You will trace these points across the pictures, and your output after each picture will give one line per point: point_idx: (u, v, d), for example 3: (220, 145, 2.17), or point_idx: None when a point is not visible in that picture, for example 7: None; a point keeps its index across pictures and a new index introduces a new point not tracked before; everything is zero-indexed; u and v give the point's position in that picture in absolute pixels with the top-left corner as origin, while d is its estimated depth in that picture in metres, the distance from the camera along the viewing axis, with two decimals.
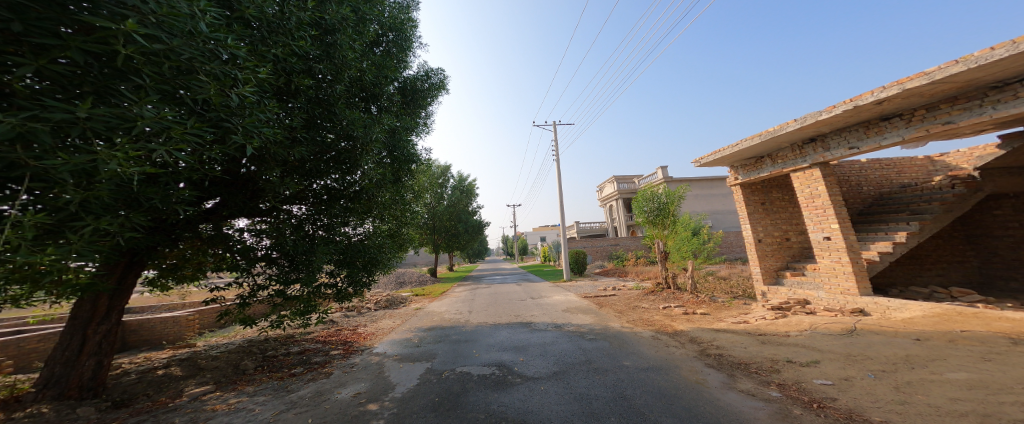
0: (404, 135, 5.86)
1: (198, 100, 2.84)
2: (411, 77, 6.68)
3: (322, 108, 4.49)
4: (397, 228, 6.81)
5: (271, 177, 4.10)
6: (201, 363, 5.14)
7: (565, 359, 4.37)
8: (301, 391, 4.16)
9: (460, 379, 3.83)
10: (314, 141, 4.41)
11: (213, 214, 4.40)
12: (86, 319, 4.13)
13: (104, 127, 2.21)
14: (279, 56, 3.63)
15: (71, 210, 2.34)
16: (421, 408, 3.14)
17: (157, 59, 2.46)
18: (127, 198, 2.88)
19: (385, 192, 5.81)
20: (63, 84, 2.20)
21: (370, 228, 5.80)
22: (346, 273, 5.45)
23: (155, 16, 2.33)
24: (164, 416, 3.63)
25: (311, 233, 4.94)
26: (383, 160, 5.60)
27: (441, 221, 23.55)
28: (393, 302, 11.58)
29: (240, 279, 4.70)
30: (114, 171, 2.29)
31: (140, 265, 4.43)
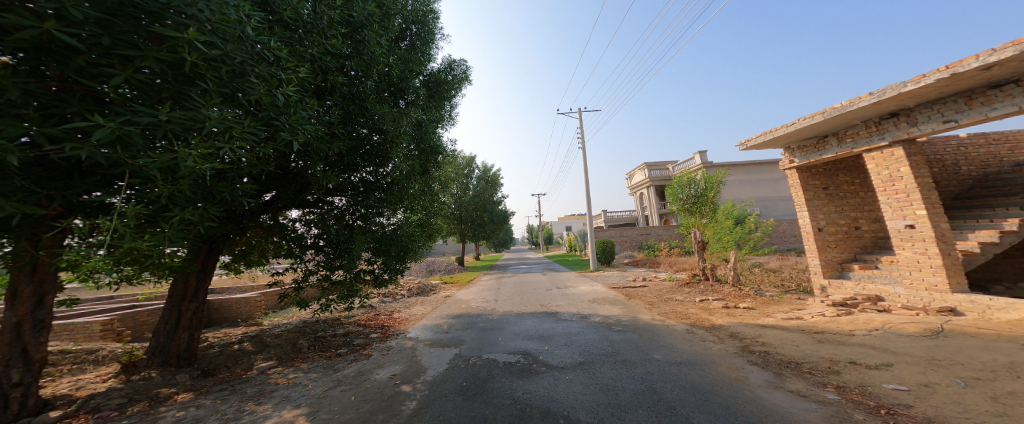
0: (429, 127, 6.00)
1: (251, 100, 3.10)
2: (435, 70, 6.76)
3: (355, 104, 4.72)
4: (427, 218, 7.04)
5: (314, 171, 4.42)
6: (267, 340, 5.74)
7: (592, 350, 4.32)
8: (345, 370, 4.51)
9: (486, 365, 3.94)
10: (349, 136, 4.64)
11: (271, 205, 4.79)
12: (180, 297, 4.73)
13: (180, 128, 2.48)
14: (316, 55, 3.83)
15: (162, 203, 2.68)
16: (451, 391, 3.28)
17: (216, 64, 2.70)
18: (203, 192, 3.23)
19: (415, 183, 6.01)
20: (146, 91, 2.50)
21: (403, 219, 6.04)
22: (382, 261, 5.74)
23: (209, 23, 2.55)
24: (239, 386, 4.11)
25: (350, 223, 5.26)
26: (412, 152, 5.77)
27: (467, 210, 23.96)
28: (424, 289, 12.09)
29: (294, 265, 5.24)
30: (191, 167, 2.57)
31: (218, 251, 4.98)
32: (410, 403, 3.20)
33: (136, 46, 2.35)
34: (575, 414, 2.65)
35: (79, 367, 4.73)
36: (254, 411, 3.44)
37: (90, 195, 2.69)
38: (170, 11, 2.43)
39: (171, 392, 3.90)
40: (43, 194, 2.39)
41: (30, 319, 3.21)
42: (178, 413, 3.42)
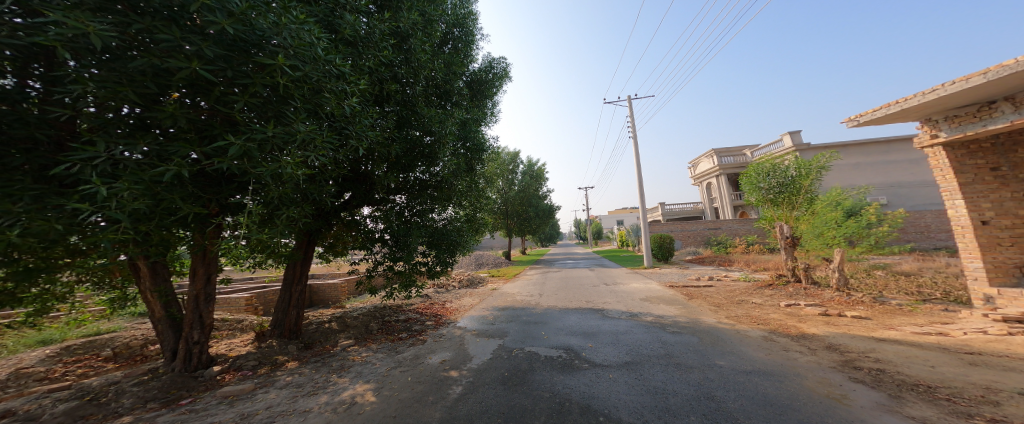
0: (473, 126, 6.21)
1: (328, 113, 3.54)
2: (476, 70, 6.92)
3: (408, 109, 5.08)
4: (473, 213, 7.30)
5: (378, 173, 4.92)
6: (348, 321, 6.55)
7: (641, 350, 4.10)
8: (404, 353, 4.96)
9: (527, 357, 3.99)
10: (404, 140, 5.02)
11: (348, 203, 5.41)
12: (290, 279, 5.57)
13: (282, 142, 2.97)
14: (373, 66, 4.20)
15: (274, 202, 3.24)
16: (493, 380, 3.42)
17: (301, 83, 3.14)
18: (301, 193, 3.78)
19: (461, 180, 6.28)
20: (259, 112, 3.07)
21: (452, 214, 6.35)
22: (435, 254, 6.08)
23: (292, 49, 2.97)
24: (327, 360, 4.79)
25: (408, 219, 5.68)
26: (458, 151, 6.03)
27: (513, 205, 24.18)
28: (473, 281, 12.65)
29: (367, 256, 5.83)
30: (291, 174, 3.04)
31: (315, 241, 5.76)
32: (456, 387, 3.40)
33: (249, 75, 2.86)
34: (616, 413, 2.56)
35: (230, 333, 6.04)
36: (335, 383, 3.95)
37: (232, 197, 3.38)
38: (267, 42, 2.90)
39: (285, 359, 4.72)
40: (206, 199, 3.17)
41: (203, 292, 4.18)
42: (287, 378, 4.11)
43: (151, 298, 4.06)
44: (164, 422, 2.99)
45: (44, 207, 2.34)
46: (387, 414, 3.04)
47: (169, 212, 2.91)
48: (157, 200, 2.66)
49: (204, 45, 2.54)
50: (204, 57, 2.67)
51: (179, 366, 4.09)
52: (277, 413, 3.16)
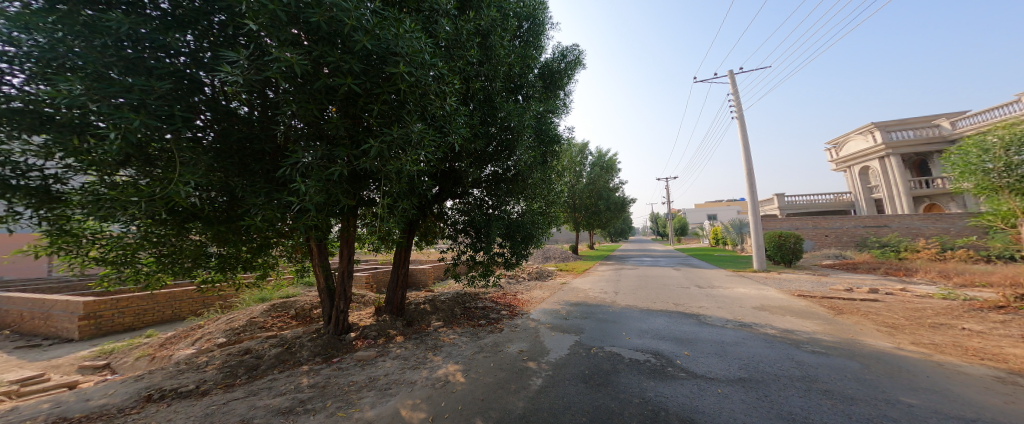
0: (548, 118, 6.19)
1: (432, 115, 3.85)
2: (547, 61, 6.84)
3: (489, 105, 5.27)
4: (545, 206, 7.31)
5: (464, 167, 5.26)
6: (438, 303, 7.12)
7: (760, 368, 3.63)
8: (485, 339, 5.23)
9: (609, 358, 3.88)
10: (485, 136, 5.27)
11: (438, 197, 5.83)
12: (399, 263, 6.04)
13: (403, 141, 3.49)
14: (462, 66, 4.42)
15: (392, 195, 3.83)
16: (573, 376, 3.40)
17: (415, 88, 3.54)
18: (410, 188, 4.29)
19: (536, 173, 6.28)
20: (385, 116, 3.63)
21: (525, 206, 6.41)
22: (510, 246, 6.22)
23: (407, 56, 3.36)
24: (423, 338, 5.37)
25: (487, 212, 5.92)
26: (533, 144, 6.06)
27: (581, 199, 23.67)
28: (542, 274, 12.90)
29: (451, 246, 6.24)
30: (408, 169, 3.55)
31: (417, 227, 6.11)
32: (536, 380, 3.47)
33: (380, 85, 3.47)
34: None
35: (358, 306, 7.14)
36: (432, 360, 4.44)
37: (365, 192, 4.23)
38: (389, 52, 3.37)
39: (394, 333, 5.51)
40: (352, 192, 3.93)
41: (346, 269, 5.08)
42: (398, 350, 4.86)
43: (319, 272, 5.08)
44: (323, 376, 4.01)
45: (269, 199, 3.28)
46: (476, 396, 3.29)
47: (333, 204, 3.68)
48: (330, 194, 3.44)
49: (352, 63, 3.21)
50: (353, 73, 3.39)
51: (332, 329, 5.18)
52: (392, 381, 3.88)
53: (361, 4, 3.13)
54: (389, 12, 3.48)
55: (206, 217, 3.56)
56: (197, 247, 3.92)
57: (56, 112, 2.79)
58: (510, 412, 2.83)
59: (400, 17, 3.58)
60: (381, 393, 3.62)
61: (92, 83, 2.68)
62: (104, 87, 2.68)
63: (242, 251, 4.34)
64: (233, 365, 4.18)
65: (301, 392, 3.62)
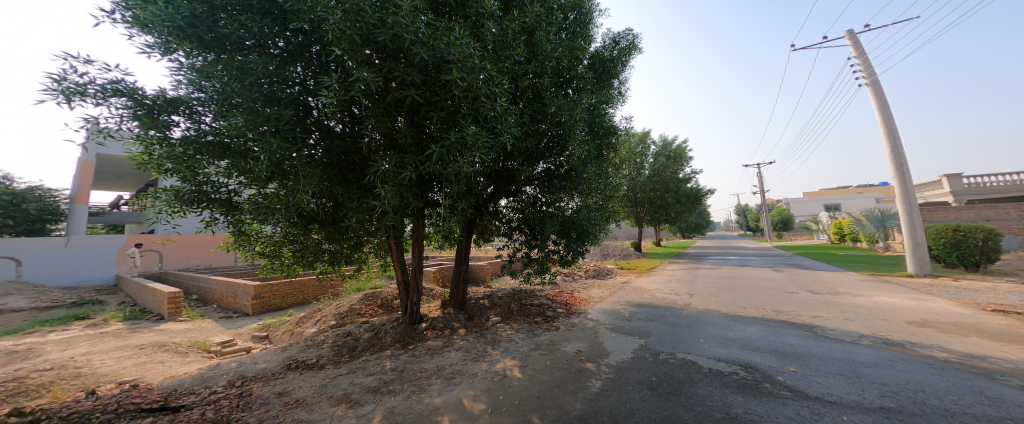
0: (602, 109, 5.91)
1: (485, 116, 3.88)
2: (597, 50, 6.49)
3: (538, 101, 5.16)
4: (603, 201, 6.97)
5: (517, 165, 5.26)
6: (494, 299, 7.21)
7: (899, 393, 2.93)
8: (542, 337, 5.17)
9: (682, 366, 3.53)
10: (537, 133, 5.19)
11: (492, 197, 5.89)
12: (459, 260, 6.24)
13: (460, 144, 3.62)
14: (510, 67, 4.33)
15: (452, 197, 4.01)
16: (637, 382, 3.15)
17: (467, 92, 3.64)
18: (468, 188, 4.40)
19: (591, 168, 5.99)
20: (443, 121, 3.80)
21: (580, 203, 6.16)
22: (566, 244, 6.06)
23: (458, 61, 3.41)
24: (481, 332, 5.47)
25: (542, 209, 5.82)
26: (586, 137, 5.81)
27: (643, 192, 22.42)
28: (602, 271, 12.48)
29: (506, 243, 6.26)
30: (464, 170, 3.65)
31: (474, 225, 6.24)
32: (595, 382, 3.29)
33: (437, 93, 3.66)
34: None
35: (427, 298, 7.58)
36: (491, 354, 4.50)
37: (431, 194, 4.51)
38: (442, 60, 3.45)
39: (456, 325, 5.73)
40: (420, 194, 4.27)
41: (417, 264, 5.47)
42: (461, 342, 5.02)
43: (398, 267, 5.48)
44: (401, 361, 4.38)
45: (358, 201, 3.92)
46: (532, 392, 3.23)
47: (405, 205, 4.00)
48: (404, 197, 3.82)
49: (414, 74, 3.41)
50: (416, 84, 3.59)
51: (408, 318, 5.55)
52: (455, 371, 4.01)
53: (415, 17, 3.29)
54: (442, 21, 3.55)
55: (320, 219, 4.33)
56: (312, 245, 4.78)
57: (229, 141, 3.80)
58: (567, 412, 2.71)
59: (448, 24, 3.61)
60: (447, 381, 3.76)
61: (249, 116, 3.34)
62: (256, 118, 3.32)
63: (344, 248, 5.06)
64: (341, 344, 4.89)
65: (384, 374, 4.02)
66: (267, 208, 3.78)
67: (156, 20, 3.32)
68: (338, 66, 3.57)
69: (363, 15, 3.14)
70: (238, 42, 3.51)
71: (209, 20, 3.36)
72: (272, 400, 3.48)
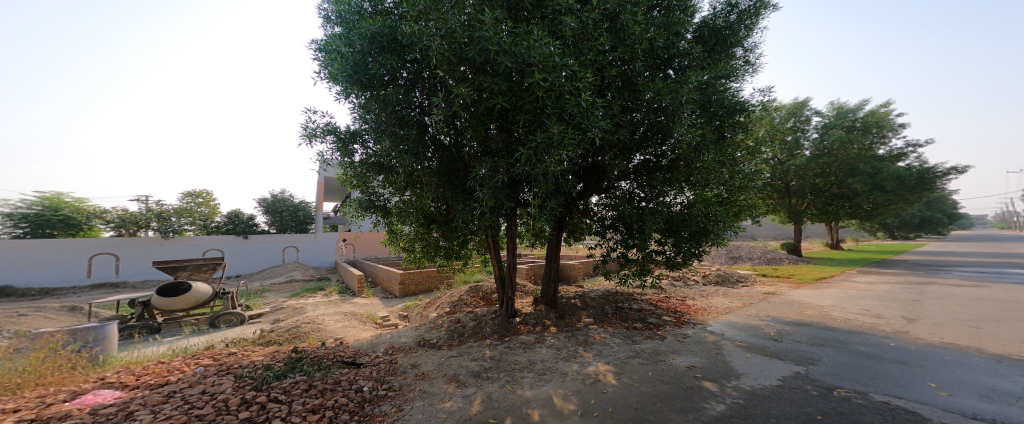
0: (717, 86, 5.07)
1: (569, 113, 3.79)
2: (706, 20, 5.60)
3: (628, 89, 4.80)
4: (727, 194, 5.93)
5: (608, 160, 4.95)
6: (587, 299, 7.01)
7: None
8: (642, 344, 4.78)
9: (860, 408, 2.74)
10: (630, 123, 4.83)
11: (583, 194, 5.75)
12: (550, 257, 6.30)
13: (546, 143, 3.64)
14: (592, 58, 4.10)
15: (542, 197, 4.06)
16: (784, 415, 2.63)
17: (551, 92, 3.65)
18: (557, 188, 4.39)
19: (709, 153, 5.01)
20: (531, 124, 3.91)
21: (694, 195, 5.41)
22: (673, 243, 5.38)
23: (538, 63, 3.46)
24: (574, 332, 5.41)
25: (641, 206, 5.33)
26: (697, 121, 5.04)
27: (810, 178, 18.02)
28: (726, 279, 10.81)
29: (599, 242, 5.99)
30: (552, 169, 3.64)
31: (563, 224, 6.20)
32: (715, 404, 2.89)
33: (522, 97, 3.79)
34: None
35: (522, 294, 7.94)
36: (582, 355, 4.40)
37: (522, 195, 4.66)
38: (523, 64, 3.55)
39: (547, 323, 5.81)
40: (511, 194, 4.47)
41: (511, 261, 5.76)
42: (552, 340, 5.07)
43: (497, 263, 5.91)
44: (499, 351, 4.71)
45: (466, 203, 4.43)
46: (630, 402, 3.03)
47: (498, 206, 4.26)
48: (498, 199, 4.09)
49: (500, 83, 3.60)
50: (503, 92, 3.78)
51: (503, 311, 5.91)
52: (546, 368, 4.08)
53: (496, 28, 3.48)
54: (521, 26, 3.65)
55: (439, 220, 5.09)
56: (433, 243, 5.52)
57: (379, 159, 4.80)
58: None
59: (526, 28, 3.69)
60: (538, 376, 3.86)
61: (397, 139, 4.17)
62: (402, 141, 4.12)
63: (453, 245, 5.66)
64: (455, 328, 5.55)
65: (484, 361, 4.40)
66: (405, 211, 4.92)
67: (340, 74, 4.23)
68: (440, 86, 4.04)
69: (455, 36, 3.49)
70: (381, 77, 4.25)
71: (363, 65, 4.15)
72: (409, 370, 4.21)
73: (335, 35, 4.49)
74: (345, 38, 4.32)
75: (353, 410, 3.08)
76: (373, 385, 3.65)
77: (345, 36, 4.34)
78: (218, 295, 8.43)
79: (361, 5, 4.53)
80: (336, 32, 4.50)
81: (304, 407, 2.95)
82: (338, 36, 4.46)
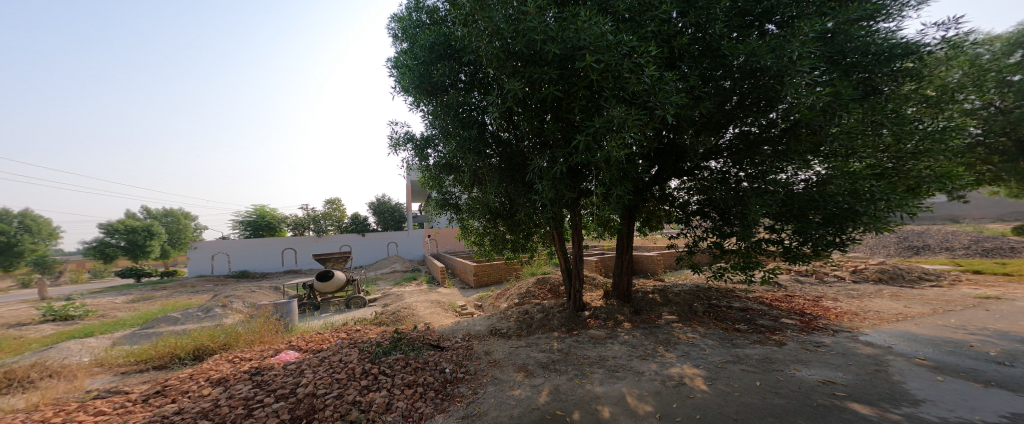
0: (850, 31, 3.97)
1: (632, 93, 3.45)
2: None
3: (709, 53, 4.10)
4: (899, 164, 4.12)
5: (687, 138, 4.26)
6: (670, 295, 6.41)
7: None
8: (746, 350, 4.13)
9: None
10: (714, 94, 4.14)
11: (659, 177, 5.23)
12: (620, 250, 5.95)
13: (607, 128, 3.39)
14: (655, 29, 3.66)
15: (605, 185, 3.76)
16: None
17: (607, 73, 3.39)
18: (623, 174, 4.02)
19: (852, 114, 3.86)
20: (587, 111, 3.72)
21: (831, 169, 3.93)
22: (797, 229, 4.04)
23: (591, 44, 3.26)
24: (655, 330, 5.01)
25: (740, 187, 4.27)
26: (819, 77, 4.00)
27: None
28: (897, 278, 8.47)
29: (683, 231, 5.30)
30: (615, 156, 3.34)
31: (635, 213, 5.72)
32: None
33: (575, 83, 3.62)
34: None
35: (590, 287, 7.71)
36: (663, 356, 4.04)
37: (585, 184, 4.47)
38: (575, 50, 3.42)
39: (622, 319, 5.51)
40: (572, 186, 4.32)
41: (576, 253, 5.61)
42: (626, 337, 4.78)
43: (563, 255, 5.83)
44: (567, 344, 4.66)
45: (526, 196, 4.47)
46: (726, 413, 2.67)
47: (559, 197, 4.12)
48: (558, 191, 3.99)
49: (550, 72, 3.52)
50: (554, 81, 3.68)
51: (571, 304, 5.81)
52: (619, 365, 3.89)
53: (542, 16, 3.40)
54: (567, 10, 3.49)
55: (505, 215, 5.29)
56: (499, 236, 5.76)
57: (445, 159, 5.21)
58: None
59: (575, 10, 3.51)
60: (609, 373, 3.70)
61: (458, 140, 4.43)
62: (463, 143, 4.37)
63: (515, 237, 5.74)
64: (524, 319, 5.68)
65: (552, 353, 4.41)
66: (473, 207, 5.22)
67: (410, 86, 4.72)
68: (494, 83, 4.14)
69: (502, 32, 3.54)
70: (442, 83, 4.57)
71: (425, 74, 4.54)
72: (481, 357, 4.47)
73: (403, 51, 4.98)
74: (409, 52, 4.77)
75: (437, 388, 3.43)
76: (453, 367, 4.00)
77: (410, 50, 4.80)
78: (350, 281, 10.50)
79: (420, 18, 4.91)
80: (403, 48, 4.98)
81: (403, 381, 3.38)
82: (405, 52, 4.93)
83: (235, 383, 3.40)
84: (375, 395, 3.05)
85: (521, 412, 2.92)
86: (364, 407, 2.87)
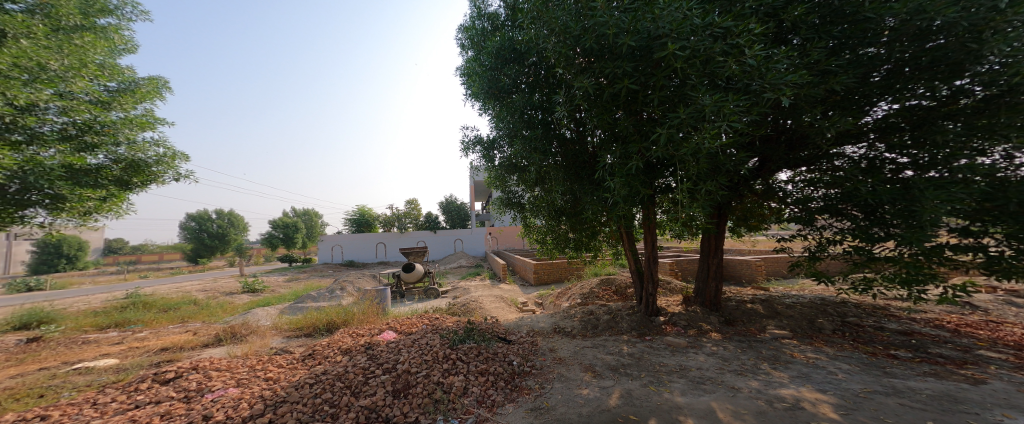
0: None
1: (725, 78, 3.14)
2: None
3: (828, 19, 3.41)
4: None
5: (811, 121, 3.51)
6: (778, 308, 5.66)
7: None
8: (906, 381, 3.26)
9: None
10: (852, 65, 3.32)
11: (762, 169, 4.53)
12: (705, 252, 5.54)
13: (695, 118, 3.16)
14: (756, 4, 3.26)
15: (694, 180, 3.44)
16: None
17: (695, 58, 3.15)
18: (714, 168, 3.62)
19: None
20: (669, 103, 3.48)
21: None
22: (1004, 233, 3.01)
23: (672, 31, 3.08)
24: (756, 344, 4.51)
25: (899, 179, 3.38)
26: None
27: None
28: None
29: (802, 232, 4.45)
30: (709, 148, 3.05)
31: (725, 211, 5.13)
32: None
33: (653, 74, 3.45)
34: None
35: (664, 291, 7.23)
36: (771, 374, 3.61)
37: (662, 180, 4.22)
38: (653, 39, 3.27)
39: (711, 328, 5.08)
40: (648, 183, 4.12)
41: (653, 254, 5.35)
42: (714, 348, 4.41)
43: (631, 256, 5.60)
44: (638, 349, 4.48)
45: (592, 193, 4.40)
46: None
47: (632, 194, 3.93)
48: (632, 188, 3.82)
49: (623, 65, 3.41)
50: (628, 74, 3.54)
51: (644, 308, 5.55)
52: (707, 378, 3.59)
53: (611, 10, 3.33)
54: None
55: (570, 213, 5.27)
56: (560, 234, 5.78)
57: (508, 159, 5.41)
58: None
59: None
60: (693, 384, 3.46)
61: (523, 141, 4.56)
62: (529, 143, 4.51)
63: (579, 236, 5.68)
64: (594, 319, 5.60)
65: (622, 356, 4.29)
66: (537, 206, 5.35)
67: (479, 92, 5.01)
68: (561, 82, 4.16)
69: (570, 30, 3.54)
70: (508, 86, 4.74)
71: (493, 81, 4.81)
72: (547, 353, 4.55)
73: (470, 60, 5.26)
74: (477, 60, 5.06)
75: (507, 379, 3.60)
76: (521, 360, 4.16)
77: (477, 57, 5.05)
78: (427, 273, 11.48)
79: (483, 25, 5.15)
80: (470, 57, 5.27)
81: (476, 369, 3.62)
82: (472, 59, 5.22)
83: (358, 353, 4.03)
84: (455, 379, 3.32)
85: (590, 412, 2.91)
86: (445, 388, 3.16)
